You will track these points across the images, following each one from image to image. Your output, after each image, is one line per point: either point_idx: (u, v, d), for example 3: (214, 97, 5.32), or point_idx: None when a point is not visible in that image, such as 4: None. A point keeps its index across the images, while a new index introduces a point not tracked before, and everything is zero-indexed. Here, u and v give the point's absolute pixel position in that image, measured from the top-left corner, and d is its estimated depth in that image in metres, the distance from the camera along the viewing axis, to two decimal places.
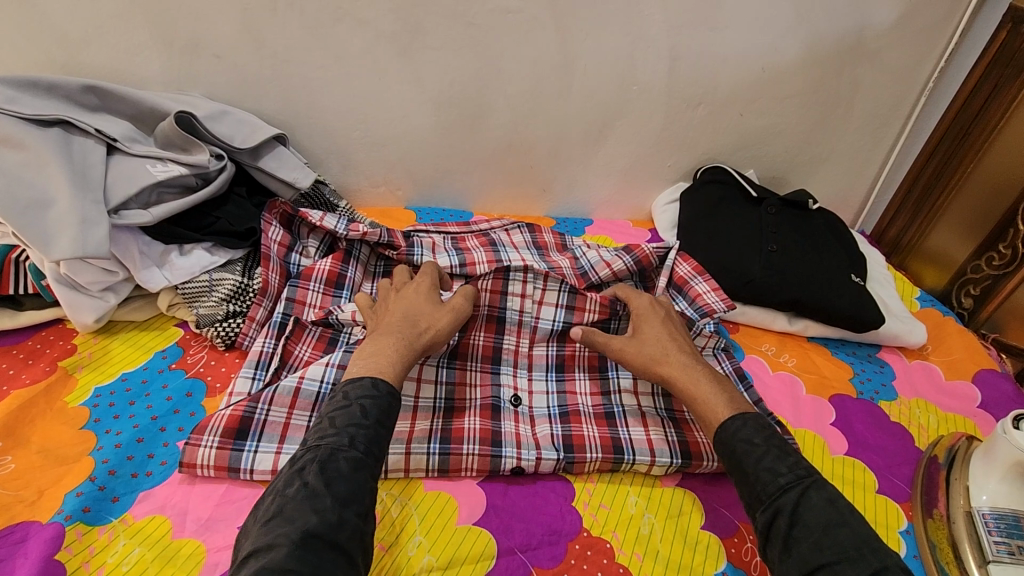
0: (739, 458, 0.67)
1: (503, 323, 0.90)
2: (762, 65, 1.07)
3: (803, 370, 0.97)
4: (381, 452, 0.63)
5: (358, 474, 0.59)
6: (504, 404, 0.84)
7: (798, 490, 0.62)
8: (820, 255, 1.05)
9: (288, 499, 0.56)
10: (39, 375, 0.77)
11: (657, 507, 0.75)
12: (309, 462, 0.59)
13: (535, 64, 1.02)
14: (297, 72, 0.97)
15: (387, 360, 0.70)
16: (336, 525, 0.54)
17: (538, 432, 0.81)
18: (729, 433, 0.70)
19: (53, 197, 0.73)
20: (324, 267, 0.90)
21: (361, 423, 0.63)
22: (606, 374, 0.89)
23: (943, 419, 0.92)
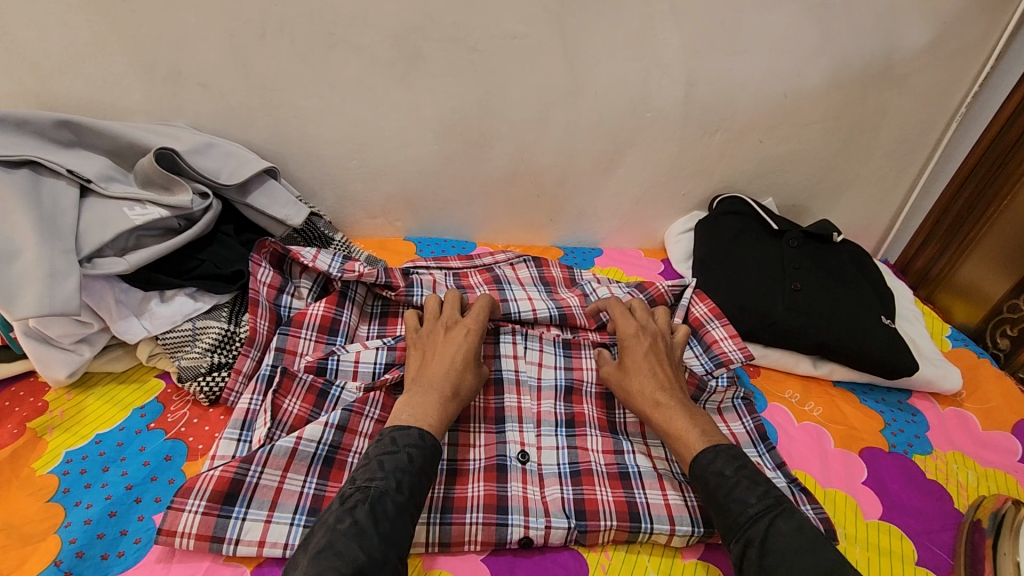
0: (713, 489, 0.64)
1: (502, 384, 0.85)
2: (784, 91, 1.01)
3: (830, 420, 0.91)
4: (422, 500, 0.62)
5: (402, 518, 0.58)
6: (511, 462, 0.77)
7: (768, 520, 0.60)
8: (846, 294, 0.98)
9: (338, 535, 0.54)
10: (6, 439, 0.71)
11: None
12: (359, 501, 0.57)
13: (541, 91, 0.96)
14: (287, 101, 0.91)
15: (432, 413, 0.67)
16: (380, 563, 0.54)
17: (547, 496, 0.73)
18: (702, 463, 0.67)
19: (18, 248, 0.66)
20: (318, 311, 0.85)
21: (407, 468, 0.61)
22: (617, 436, 0.82)
23: (983, 476, 0.85)
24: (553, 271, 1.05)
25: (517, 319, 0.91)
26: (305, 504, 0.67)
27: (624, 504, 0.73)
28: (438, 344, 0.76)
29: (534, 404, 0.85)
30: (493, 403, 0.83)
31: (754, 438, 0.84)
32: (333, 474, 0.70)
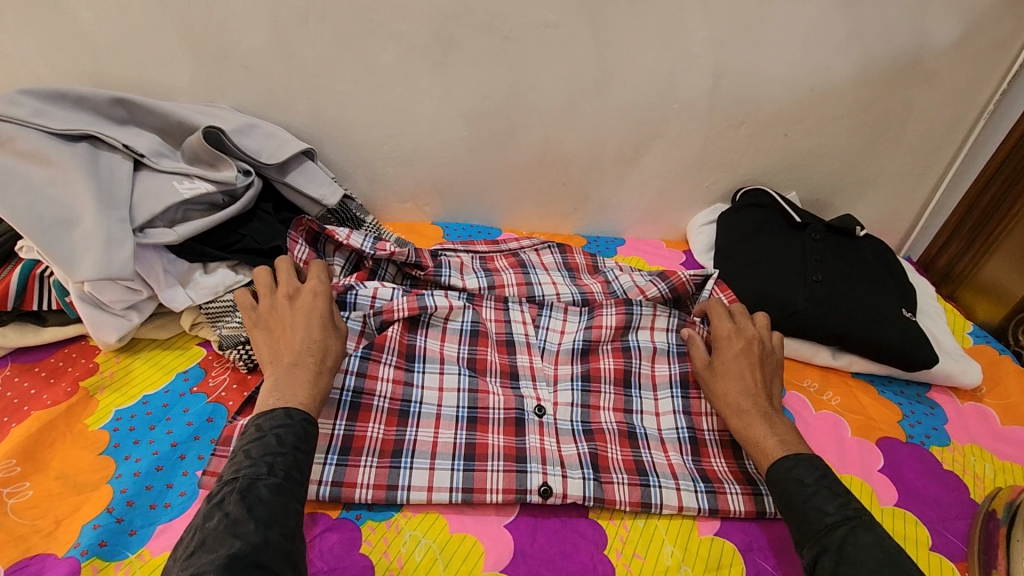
0: (790, 492, 0.65)
1: (514, 345, 0.90)
2: (811, 85, 1.02)
3: (848, 410, 0.92)
4: (303, 476, 0.60)
5: (281, 497, 0.56)
6: (528, 415, 0.82)
7: (846, 529, 0.60)
8: (868, 286, 0.99)
9: (209, 532, 0.52)
10: (61, 396, 0.75)
11: (695, 557, 0.71)
12: (226, 494, 0.55)
13: (571, 80, 0.98)
14: (325, 85, 0.95)
15: (304, 391, 0.67)
16: (261, 547, 0.52)
17: (563, 449, 0.79)
18: (785, 469, 0.68)
19: (78, 215, 0.71)
20: (348, 284, 0.89)
21: (277, 450, 0.59)
22: (630, 391, 0.87)
23: (1000, 468, 0.86)
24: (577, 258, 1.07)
25: (539, 300, 0.96)
26: (335, 444, 0.73)
27: (636, 478, 0.76)
28: (285, 318, 0.74)
29: (553, 367, 0.90)
30: (507, 364, 0.88)
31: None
32: (360, 416, 0.76)
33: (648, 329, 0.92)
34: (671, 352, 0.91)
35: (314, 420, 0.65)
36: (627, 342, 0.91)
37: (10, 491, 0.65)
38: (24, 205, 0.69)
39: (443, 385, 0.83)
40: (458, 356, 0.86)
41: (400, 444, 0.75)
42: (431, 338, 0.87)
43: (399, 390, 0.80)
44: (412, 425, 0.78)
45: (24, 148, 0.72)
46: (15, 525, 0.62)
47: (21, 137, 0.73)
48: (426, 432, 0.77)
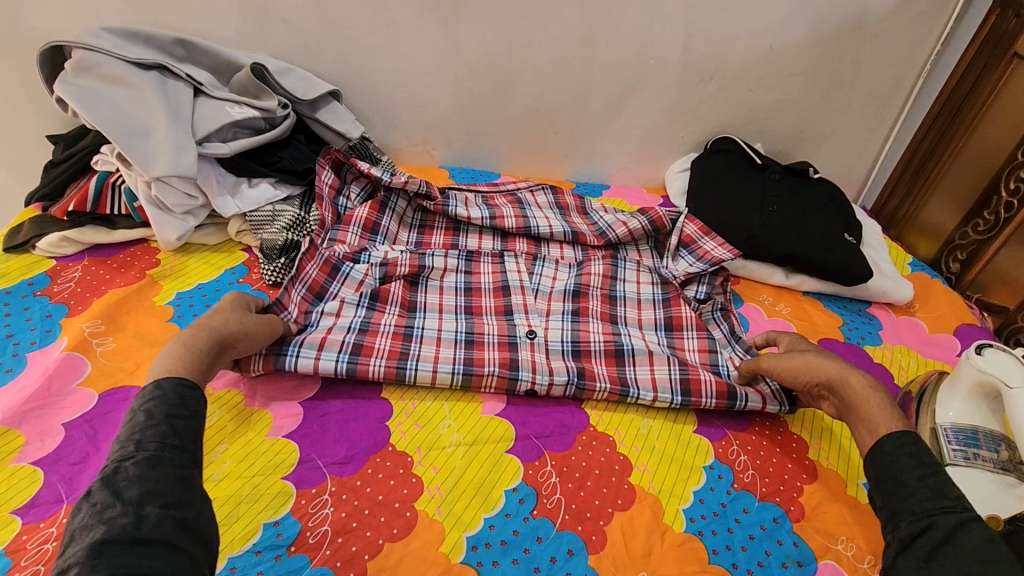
0: (897, 470, 0.62)
1: (508, 288, 0.99)
2: (769, 44, 1.17)
3: (796, 317, 1.07)
4: (184, 442, 0.57)
5: (152, 470, 0.53)
6: (521, 340, 0.90)
7: (961, 516, 0.57)
8: (818, 217, 1.14)
9: (76, 528, 0.50)
10: (132, 279, 0.91)
11: (656, 414, 0.85)
12: (95, 484, 0.53)
13: (562, 37, 1.14)
14: (351, 37, 1.10)
15: (178, 357, 0.65)
16: (133, 525, 0.49)
17: (552, 364, 0.86)
18: (891, 442, 0.65)
19: (151, 126, 0.87)
20: (362, 215, 1.01)
21: (146, 424, 0.56)
22: (617, 325, 0.96)
23: (923, 362, 1.01)
24: (567, 198, 1.21)
25: (534, 235, 1.09)
26: (346, 348, 0.82)
27: (612, 349, 0.91)
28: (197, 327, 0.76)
29: (546, 303, 0.98)
30: (500, 279, 1.00)
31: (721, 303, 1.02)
32: (375, 316, 0.89)
33: (634, 283, 1.04)
34: (656, 300, 1.02)
35: (194, 383, 0.63)
36: (614, 291, 1.02)
37: (98, 340, 0.80)
38: (109, 116, 0.85)
39: (442, 300, 0.95)
40: (456, 305, 0.95)
41: (411, 325, 0.89)
42: (437, 258, 0.99)
43: (406, 297, 0.94)
44: (419, 316, 0.91)
45: (107, 73, 0.88)
46: (104, 365, 0.77)
47: (105, 63, 0.88)
48: (430, 335, 0.90)
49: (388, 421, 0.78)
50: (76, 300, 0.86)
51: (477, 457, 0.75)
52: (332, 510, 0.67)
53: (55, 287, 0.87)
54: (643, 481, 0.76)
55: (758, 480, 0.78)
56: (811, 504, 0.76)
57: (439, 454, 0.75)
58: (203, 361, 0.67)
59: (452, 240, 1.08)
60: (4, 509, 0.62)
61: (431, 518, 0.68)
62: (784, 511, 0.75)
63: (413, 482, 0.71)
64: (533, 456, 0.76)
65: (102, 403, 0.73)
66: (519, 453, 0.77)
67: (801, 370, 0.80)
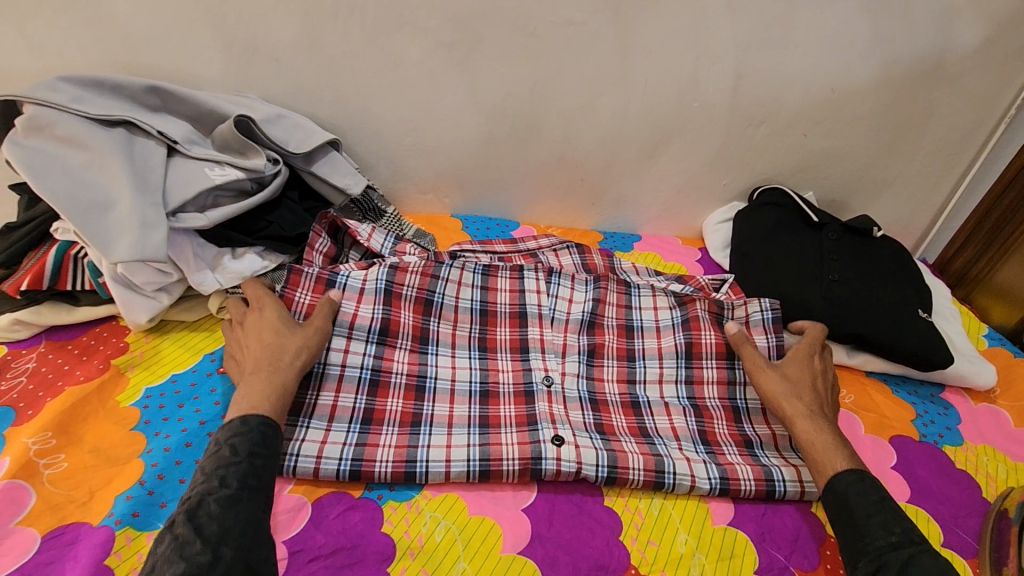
0: (850, 505, 0.66)
1: (532, 393, 0.85)
2: (832, 86, 1.03)
3: (861, 407, 0.93)
4: (260, 483, 0.60)
5: (231, 512, 0.56)
6: (543, 426, 0.79)
7: (909, 550, 0.61)
8: (884, 286, 0.99)
9: (156, 557, 0.53)
10: (93, 372, 0.78)
11: (708, 547, 0.72)
12: (178, 515, 0.55)
13: (594, 78, 1.00)
14: (352, 78, 0.97)
15: (262, 396, 0.67)
16: (210, 564, 0.52)
17: (579, 441, 0.77)
18: (842, 483, 0.68)
19: (114, 198, 0.73)
20: (306, 301, 0.84)
21: (230, 461, 0.60)
22: (652, 440, 0.82)
23: (1013, 469, 0.87)
24: (609, 291, 0.96)
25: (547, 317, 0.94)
26: (357, 416, 0.78)
27: (652, 477, 0.76)
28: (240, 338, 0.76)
29: (564, 411, 0.83)
30: (522, 380, 0.86)
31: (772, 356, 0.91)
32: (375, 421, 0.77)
33: (656, 382, 0.90)
34: (683, 404, 0.88)
35: (275, 422, 0.66)
36: (636, 395, 0.89)
37: (46, 461, 0.67)
38: (63, 188, 0.71)
39: (453, 412, 0.80)
40: (469, 416, 0.80)
41: (413, 454, 0.74)
42: (443, 355, 0.87)
43: (409, 406, 0.80)
44: (424, 434, 0.76)
45: (62, 133, 0.75)
46: (52, 494, 0.65)
47: (60, 121, 0.75)
48: (439, 435, 0.77)
49: (390, 567, 0.64)
50: (25, 402, 0.73)
51: None
52: None
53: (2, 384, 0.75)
54: None
55: None
56: None
57: None
58: (286, 404, 0.69)
59: (422, 323, 0.88)
60: None
61: None
62: None
63: None
64: None
65: (44, 549, 0.60)
66: None
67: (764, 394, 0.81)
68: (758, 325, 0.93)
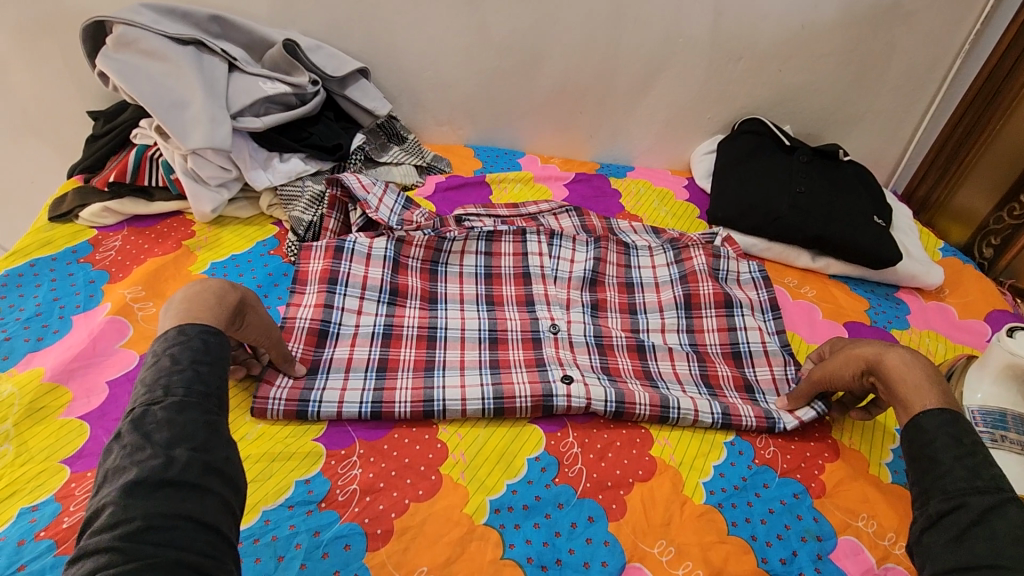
0: (933, 449, 0.54)
1: (529, 276, 0.98)
2: (802, 23, 1.15)
3: (821, 300, 1.06)
4: (213, 387, 0.51)
5: (182, 415, 0.47)
6: (544, 333, 0.90)
7: (999, 495, 0.49)
8: (845, 199, 1.12)
9: (105, 470, 0.45)
10: (169, 249, 0.94)
11: (686, 447, 0.78)
12: (123, 427, 0.47)
13: (589, 15, 1.13)
14: (379, 15, 1.11)
15: (202, 305, 0.58)
16: (162, 468, 0.43)
17: (579, 360, 0.86)
18: (931, 421, 0.57)
19: (187, 100, 0.89)
20: (322, 246, 0.90)
21: (173, 368, 0.49)
22: (635, 316, 0.96)
23: (951, 347, 1.00)
24: (593, 221, 1.11)
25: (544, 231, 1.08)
26: (386, 288, 0.90)
27: (633, 340, 0.92)
28: None
29: (563, 291, 0.97)
30: (520, 265, 0.99)
31: (764, 306, 0.97)
32: (400, 292, 0.90)
33: (649, 267, 1.03)
34: (673, 279, 1.00)
35: (218, 329, 0.56)
36: (631, 278, 1.01)
37: (138, 305, 0.83)
38: (149, 91, 0.88)
39: (463, 291, 0.94)
40: (477, 295, 0.94)
41: (434, 321, 0.89)
42: (456, 241, 0.96)
43: (426, 287, 0.93)
44: (437, 376, 0.80)
45: (146, 48, 0.90)
46: (146, 328, 0.81)
47: (143, 38, 0.91)
48: (454, 313, 0.91)
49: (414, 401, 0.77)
50: (117, 267, 0.89)
51: (499, 427, 0.77)
52: (360, 471, 0.69)
53: (96, 255, 0.91)
54: (663, 455, 0.77)
55: (779, 456, 0.78)
56: (833, 482, 0.76)
57: (464, 424, 0.77)
58: (225, 312, 0.60)
59: (430, 271, 0.95)
60: (54, 458, 0.65)
61: (455, 481, 0.70)
62: (804, 487, 0.75)
63: (438, 447, 0.73)
64: (555, 427, 0.78)
65: (142, 363, 0.76)
66: (541, 423, 0.78)
67: (846, 360, 0.73)
68: (749, 282, 1.00)
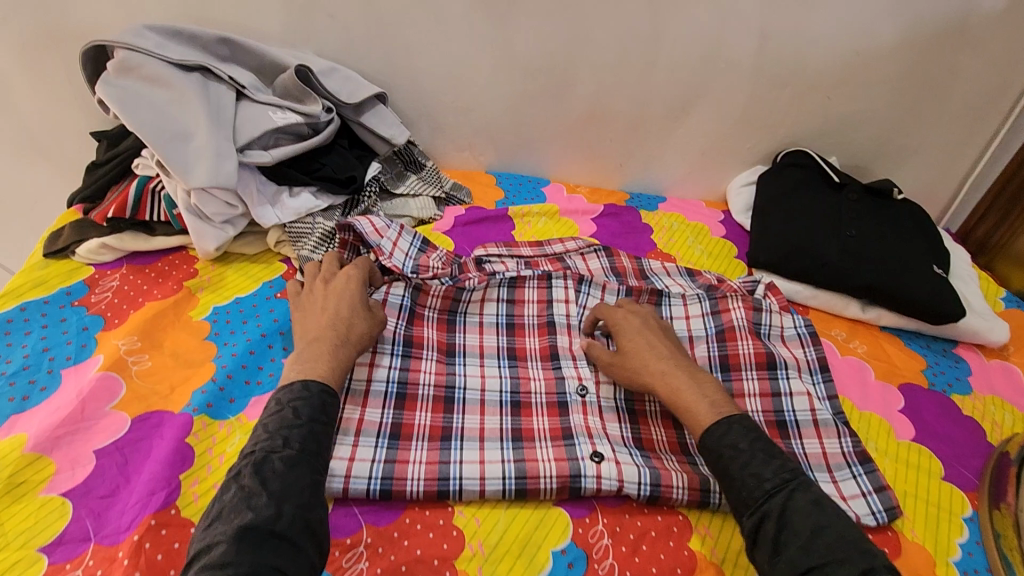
0: (726, 465, 0.65)
1: (554, 327, 0.90)
2: (857, 48, 1.05)
3: (873, 357, 0.97)
4: (320, 448, 0.61)
5: (294, 470, 0.57)
6: (571, 397, 0.81)
7: (785, 493, 0.61)
8: (900, 243, 1.03)
9: (223, 504, 0.55)
10: (169, 292, 0.87)
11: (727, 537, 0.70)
12: (244, 467, 0.57)
13: (622, 37, 1.04)
14: (398, 35, 1.04)
15: (325, 364, 0.68)
16: (275, 518, 0.53)
17: (609, 430, 0.78)
18: (714, 438, 0.67)
19: (191, 131, 0.82)
20: None
21: (293, 423, 0.61)
22: None
23: (1019, 418, 0.90)
24: (624, 264, 1.03)
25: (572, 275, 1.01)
26: (400, 339, 0.82)
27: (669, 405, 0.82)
28: (318, 298, 0.77)
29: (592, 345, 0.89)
30: (545, 314, 0.91)
31: (812, 367, 0.88)
32: (416, 345, 0.83)
33: (683, 318, 0.93)
34: (709, 334, 0.91)
35: (335, 391, 0.67)
36: None
37: (133, 359, 0.77)
38: (150, 120, 0.81)
39: (483, 342, 0.87)
40: (498, 347, 0.87)
41: (452, 380, 0.81)
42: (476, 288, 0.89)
43: (443, 339, 0.86)
44: (455, 449, 0.73)
45: (149, 74, 0.84)
46: (140, 387, 0.74)
47: (147, 64, 0.84)
48: (473, 367, 0.84)
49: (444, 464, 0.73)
50: (112, 312, 0.83)
51: (522, 509, 0.70)
52: (367, 564, 0.63)
53: (92, 297, 0.85)
54: (703, 546, 0.69)
55: None
56: None
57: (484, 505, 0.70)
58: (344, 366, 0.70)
59: (451, 304, 0.88)
60: (32, 545, 0.59)
61: None
62: None
63: (453, 535, 0.66)
64: (583, 510, 0.71)
65: (134, 428, 0.70)
66: (567, 505, 0.71)
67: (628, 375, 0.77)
68: (795, 339, 0.91)
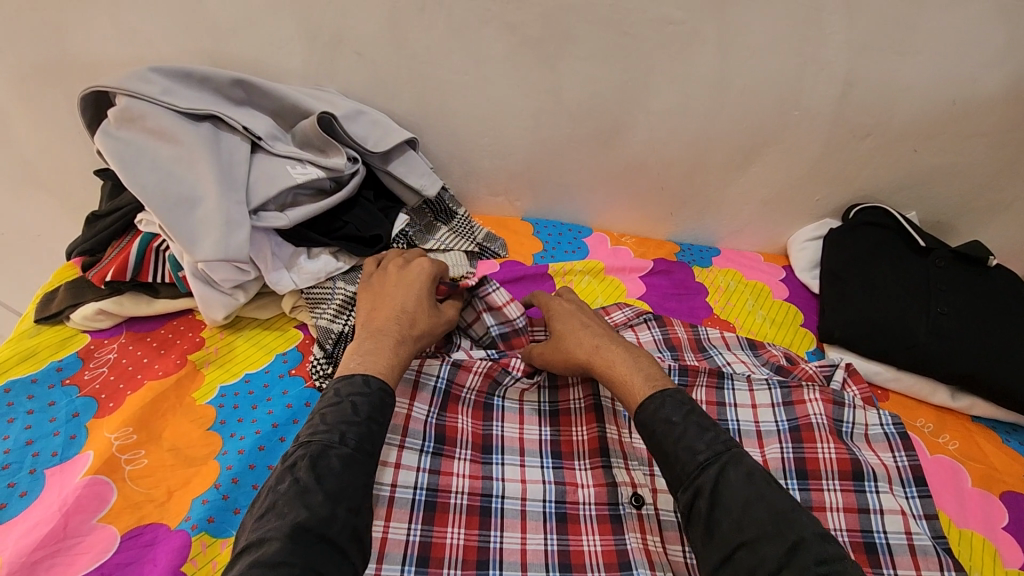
0: (659, 441, 0.61)
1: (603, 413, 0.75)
2: (954, 97, 0.92)
3: (967, 457, 0.84)
4: (374, 449, 0.58)
5: (349, 471, 0.55)
6: (625, 508, 0.69)
7: (717, 467, 0.57)
8: (1001, 322, 0.91)
9: (279, 496, 0.52)
10: (171, 367, 0.77)
11: None
12: (300, 457, 0.55)
13: (684, 80, 0.92)
14: (433, 75, 0.93)
15: (385, 360, 0.66)
16: (328, 520, 0.51)
17: (670, 554, 0.66)
18: (647, 411, 0.63)
19: (199, 196, 0.73)
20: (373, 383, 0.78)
21: (352, 419, 0.58)
22: None
23: None
24: (678, 334, 0.91)
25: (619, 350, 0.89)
26: (431, 432, 0.72)
27: None
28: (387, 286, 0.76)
29: None
30: None
31: (904, 477, 0.75)
32: (448, 440, 0.72)
33: (748, 406, 0.80)
34: (782, 429, 0.78)
35: (394, 390, 0.64)
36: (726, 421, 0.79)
37: (127, 457, 0.67)
38: (153, 182, 0.71)
39: (523, 435, 0.75)
40: (540, 442, 0.75)
41: (489, 486, 0.70)
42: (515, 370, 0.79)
43: (478, 430, 0.75)
44: None
45: (153, 125, 0.74)
46: (133, 492, 0.65)
47: (150, 114, 0.74)
48: (512, 463, 0.72)
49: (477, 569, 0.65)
50: (107, 393, 0.74)
51: None
52: None
53: (85, 374, 0.76)
54: None
55: None
56: None
57: None
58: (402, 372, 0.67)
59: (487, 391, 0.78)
60: None
61: None
62: None
63: None
64: None
65: (122, 549, 0.60)
66: None
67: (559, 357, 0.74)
68: (881, 440, 0.78)
